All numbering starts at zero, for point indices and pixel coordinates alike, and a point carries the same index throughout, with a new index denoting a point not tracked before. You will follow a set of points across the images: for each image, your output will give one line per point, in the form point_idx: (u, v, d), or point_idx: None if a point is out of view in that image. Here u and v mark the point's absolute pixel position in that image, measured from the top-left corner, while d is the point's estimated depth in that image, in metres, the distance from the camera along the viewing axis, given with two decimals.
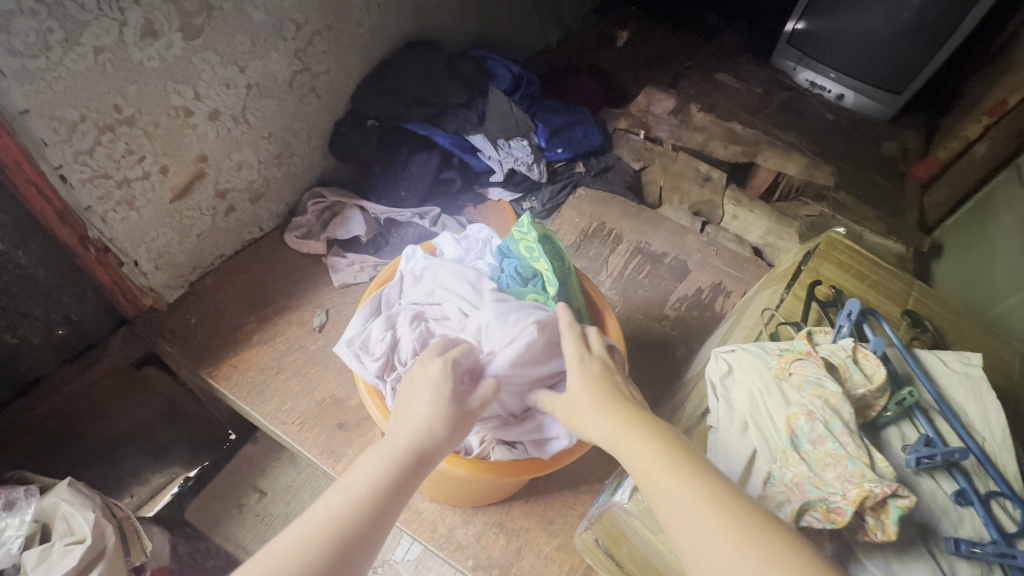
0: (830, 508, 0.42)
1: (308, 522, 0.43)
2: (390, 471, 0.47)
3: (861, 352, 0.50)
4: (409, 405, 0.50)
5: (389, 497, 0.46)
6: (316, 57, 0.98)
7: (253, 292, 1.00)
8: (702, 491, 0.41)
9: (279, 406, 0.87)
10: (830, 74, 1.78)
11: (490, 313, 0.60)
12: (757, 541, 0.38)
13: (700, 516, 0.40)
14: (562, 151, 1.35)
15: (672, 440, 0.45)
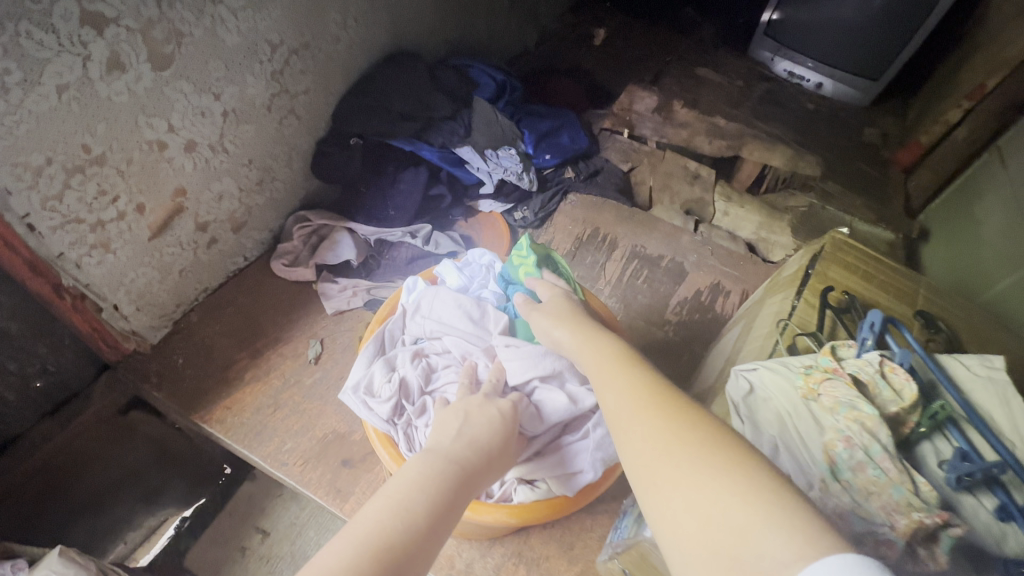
0: (880, 541, 0.40)
1: (355, 528, 0.36)
2: (439, 479, 0.41)
3: (889, 366, 0.49)
4: (465, 424, 0.48)
5: (447, 500, 0.40)
6: (294, 77, 0.94)
7: (241, 326, 0.96)
8: (646, 404, 0.43)
9: (278, 446, 0.83)
10: (807, 63, 1.78)
11: (504, 350, 0.58)
12: (697, 440, 0.38)
13: (638, 423, 0.42)
14: (550, 157, 1.32)
15: (623, 361, 0.49)
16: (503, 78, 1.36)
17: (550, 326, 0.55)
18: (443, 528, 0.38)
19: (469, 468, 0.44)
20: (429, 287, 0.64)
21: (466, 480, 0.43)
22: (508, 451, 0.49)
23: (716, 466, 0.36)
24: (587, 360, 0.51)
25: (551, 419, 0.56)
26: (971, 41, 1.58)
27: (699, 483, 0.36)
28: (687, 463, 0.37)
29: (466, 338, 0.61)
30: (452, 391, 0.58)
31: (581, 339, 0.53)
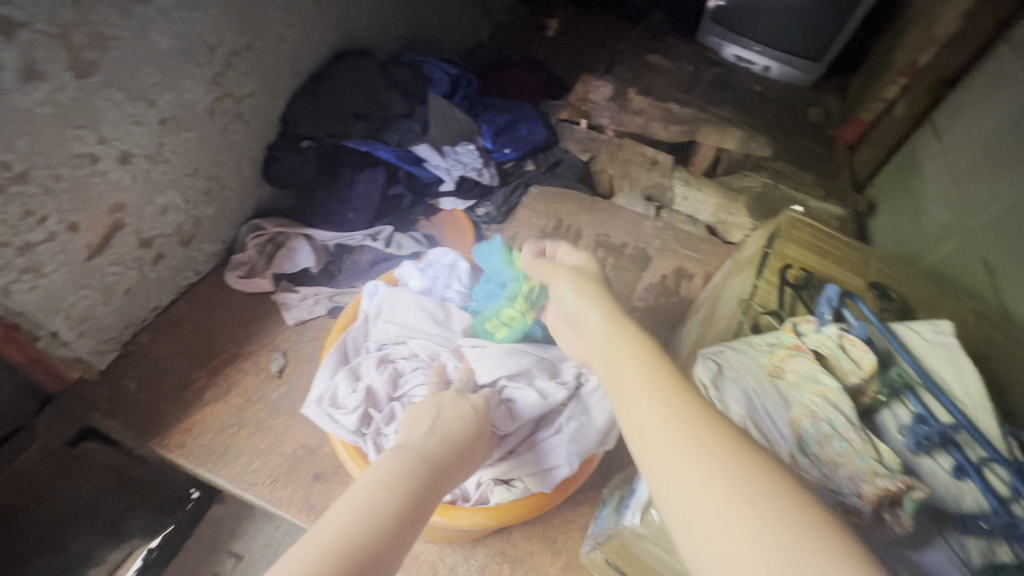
0: (848, 510, 0.41)
1: (319, 535, 0.34)
2: (409, 480, 0.40)
3: (848, 338, 0.51)
4: (437, 419, 0.47)
5: (415, 502, 0.38)
6: (238, 80, 0.90)
7: (198, 344, 0.91)
8: (678, 412, 0.39)
9: (245, 466, 0.79)
10: (754, 47, 1.82)
11: (472, 351, 0.58)
12: (731, 459, 0.35)
13: (667, 434, 0.38)
14: (510, 150, 1.32)
15: (651, 361, 0.45)
16: (457, 72, 1.34)
17: (572, 286, 0.54)
18: (409, 527, 0.37)
19: (440, 464, 0.43)
20: (391, 289, 0.62)
21: (435, 483, 0.41)
22: (472, 453, 0.47)
23: (755, 492, 0.33)
24: (607, 342, 0.48)
25: (526, 416, 0.55)
26: (904, 20, 1.65)
27: (738, 511, 0.32)
28: (722, 482, 0.34)
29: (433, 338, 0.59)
30: (421, 395, 0.56)
31: (606, 328, 0.49)
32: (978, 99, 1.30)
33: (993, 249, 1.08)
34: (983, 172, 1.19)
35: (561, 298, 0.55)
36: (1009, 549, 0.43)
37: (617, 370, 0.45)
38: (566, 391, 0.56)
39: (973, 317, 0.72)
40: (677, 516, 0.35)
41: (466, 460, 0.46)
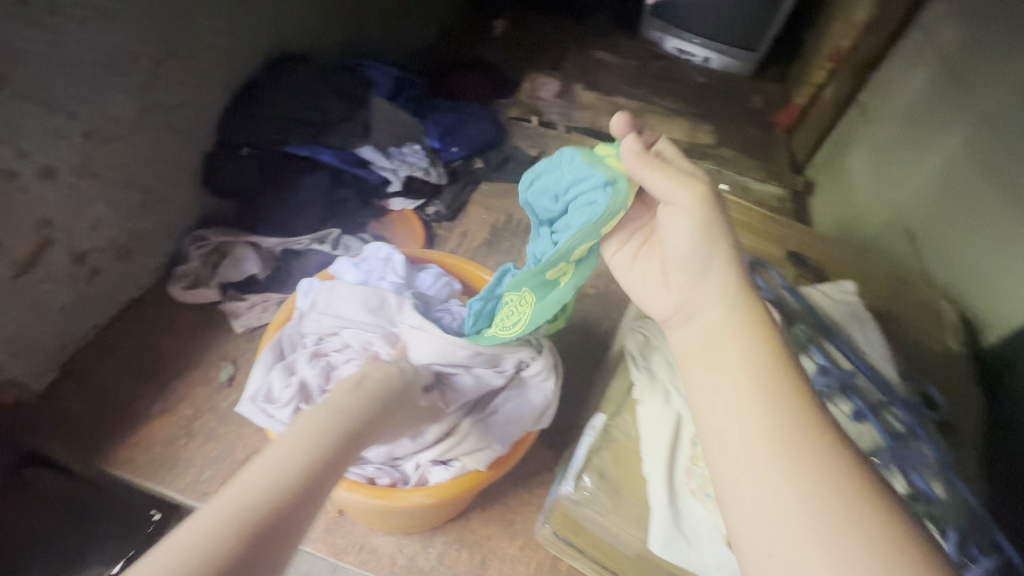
0: None
1: (222, 502, 0.35)
2: (322, 437, 0.43)
3: None
4: (364, 377, 0.50)
5: (328, 457, 0.41)
6: (167, 89, 0.89)
7: (143, 359, 0.90)
8: (782, 421, 0.39)
9: (196, 476, 0.79)
10: (694, 39, 1.89)
11: (407, 332, 0.58)
12: (821, 482, 0.36)
13: (762, 441, 0.38)
14: (457, 149, 1.33)
15: (768, 352, 0.42)
16: (400, 75, 1.35)
17: (701, 220, 0.47)
18: (316, 488, 0.39)
19: (361, 419, 0.46)
20: (324, 283, 0.61)
21: (352, 435, 0.44)
22: (399, 418, 0.50)
23: (836, 523, 0.34)
24: (724, 319, 0.45)
25: (464, 392, 0.57)
26: (829, 8, 1.74)
27: (812, 536, 0.34)
28: (807, 503, 0.35)
29: (364, 328, 0.59)
30: None
31: (727, 302, 0.45)
32: (898, 79, 1.37)
33: (909, 215, 1.14)
34: (902, 146, 1.26)
35: (670, 231, 0.49)
36: (904, 482, 0.47)
37: (727, 353, 0.43)
38: (503, 373, 0.58)
39: (884, 283, 0.80)
40: (749, 515, 0.37)
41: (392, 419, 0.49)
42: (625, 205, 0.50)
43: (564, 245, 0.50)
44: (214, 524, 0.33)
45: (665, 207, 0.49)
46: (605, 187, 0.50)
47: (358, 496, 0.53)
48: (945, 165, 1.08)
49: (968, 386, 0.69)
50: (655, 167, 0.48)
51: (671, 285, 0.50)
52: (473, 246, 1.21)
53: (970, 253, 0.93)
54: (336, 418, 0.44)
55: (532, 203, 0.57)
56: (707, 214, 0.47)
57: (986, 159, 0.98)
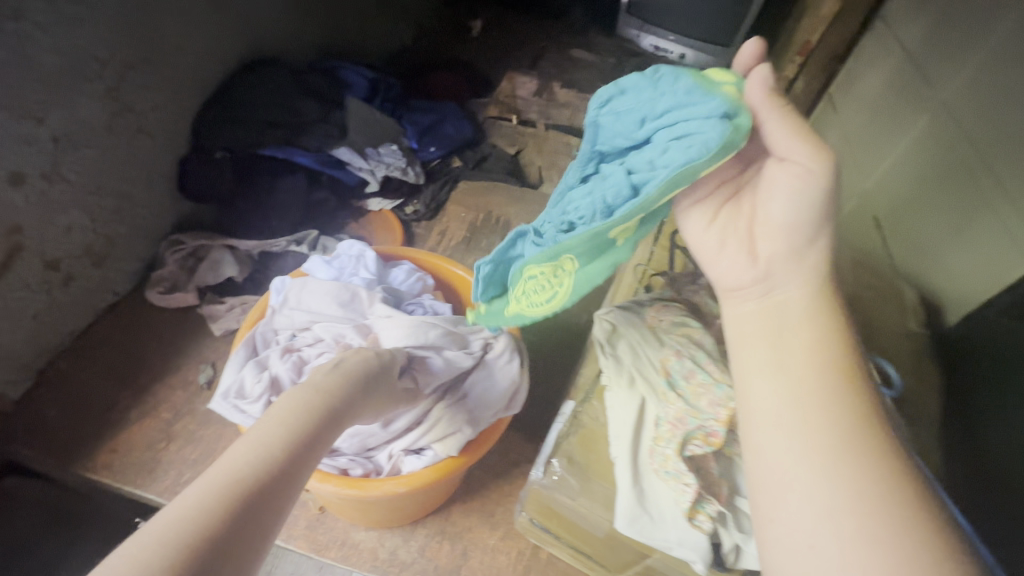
0: (707, 434, 0.49)
1: (210, 476, 0.38)
2: (305, 415, 0.45)
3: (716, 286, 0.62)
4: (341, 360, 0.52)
5: (310, 435, 0.44)
6: (137, 94, 0.89)
7: (120, 364, 0.90)
8: (843, 417, 0.39)
9: (176, 479, 0.79)
10: (669, 36, 1.91)
11: (379, 321, 0.59)
12: (876, 481, 0.36)
13: (822, 434, 0.38)
14: (435, 150, 1.35)
15: (836, 346, 0.42)
16: (376, 76, 1.35)
17: (817, 189, 0.44)
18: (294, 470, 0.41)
19: (340, 397, 0.48)
20: (296, 280, 0.62)
21: (333, 412, 0.47)
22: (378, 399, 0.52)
23: (891, 524, 0.35)
24: (801, 305, 0.44)
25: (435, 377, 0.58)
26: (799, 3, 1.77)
27: (864, 533, 0.35)
28: (862, 501, 0.36)
29: (336, 320, 0.59)
30: None
31: (806, 290, 0.44)
32: (866, 70, 1.39)
33: (879, 202, 1.17)
34: (870, 134, 1.28)
35: (768, 200, 0.46)
36: None
37: (796, 339, 0.43)
38: (472, 359, 0.60)
39: (849, 266, 0.82)
40: (798, 505, 0.38)
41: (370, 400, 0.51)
42: (740, 140, 0.43)
43: (657, 186, 0.44)
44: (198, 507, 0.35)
45: (777, 161, 0.45)
46: (721, 120, 0.43)
47: (331, 487, 0.53)
48: (908, 149, 1.11)
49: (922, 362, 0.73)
50: (788, 115, 0.44)
51: (756, 255, 0.46)
52: (452, 244, 1.22)
53: (933, 238, 0.96)
54: (313, 397, 0.47)
55: (611, 130, 0.51)
56: (818, 183, 0.44)
57: (944, 146, 1.00)
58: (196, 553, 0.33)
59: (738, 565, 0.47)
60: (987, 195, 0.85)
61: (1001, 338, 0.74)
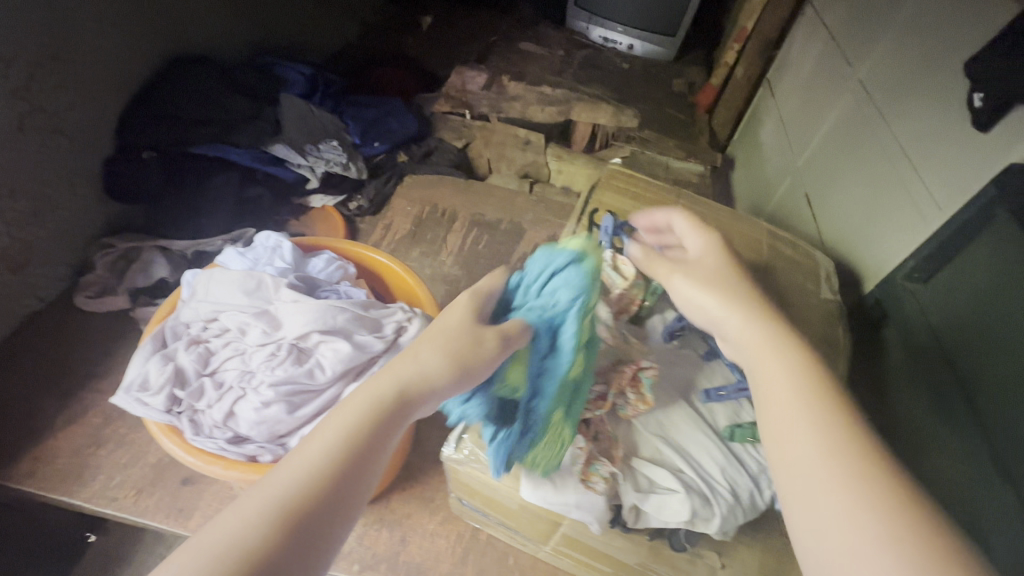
0: (594, 398, 0.52)
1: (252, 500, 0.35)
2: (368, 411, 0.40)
3: (618, 260, 0.64)
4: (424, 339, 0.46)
5: (363, 448, 0.39)
6: (49, 93, 0.87)
7: (46, 371, 0.88)
8: (820, 425, 0.40)
9: (105, 483, 0.77)
10: (618, 28, 1.89)
11: (286, 306, 0.57)
12: (875, 492, 0.35)
13: (816, 447, 0.38)
14: (379, 145, 1.33)
15: (808, 365, 0.44)
16: (313, 73, 1.34)
17: (715, 299, 0.49)
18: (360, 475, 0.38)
19: (414, 391, 0.42)
20: (204, 272, 0.61)
21: (399, 410, 0.41)
22: (474, 366, 0.44)
23: (889, 524, 0.33)
24: (757, 340, 0.46)
25: (344, 361, 0.55)
26: None
27: (866, 534, 0.34)
28: (867, 512, 0.34)
29: (240, 309, 0.58)
30: (230, 370, 0.56)
31: (755, 321, 0.47)
32: (797, 53, 1.44)
33: (808, 180, 1.21)
34: (802, 114, 1.32)
35: (700, 308, 0.51)
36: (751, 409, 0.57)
37: (764, 373, 0.44)
38: (383, 341, 0.58)
39: (765, 237, 0.86)
40: (804, 533, 0.36)
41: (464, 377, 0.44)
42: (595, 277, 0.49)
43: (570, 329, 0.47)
44: (249, 525, 0.34)
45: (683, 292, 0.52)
46: (575, 264, 0.49)
47: (236, 474, 0.51)
48: (831, 129, 1.16)
49: (836, 327, 0.76)
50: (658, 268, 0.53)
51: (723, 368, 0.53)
52: (397, 238, 1.18)
53: (851, 213, 1.00)
54: (388, 389, 0.41)
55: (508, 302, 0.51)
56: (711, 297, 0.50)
57: (863, 123, 1.03)
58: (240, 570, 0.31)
59: (637, 524, 0.50)
60: (895, 167, 0.89)
61: (913, 306, 0.78)
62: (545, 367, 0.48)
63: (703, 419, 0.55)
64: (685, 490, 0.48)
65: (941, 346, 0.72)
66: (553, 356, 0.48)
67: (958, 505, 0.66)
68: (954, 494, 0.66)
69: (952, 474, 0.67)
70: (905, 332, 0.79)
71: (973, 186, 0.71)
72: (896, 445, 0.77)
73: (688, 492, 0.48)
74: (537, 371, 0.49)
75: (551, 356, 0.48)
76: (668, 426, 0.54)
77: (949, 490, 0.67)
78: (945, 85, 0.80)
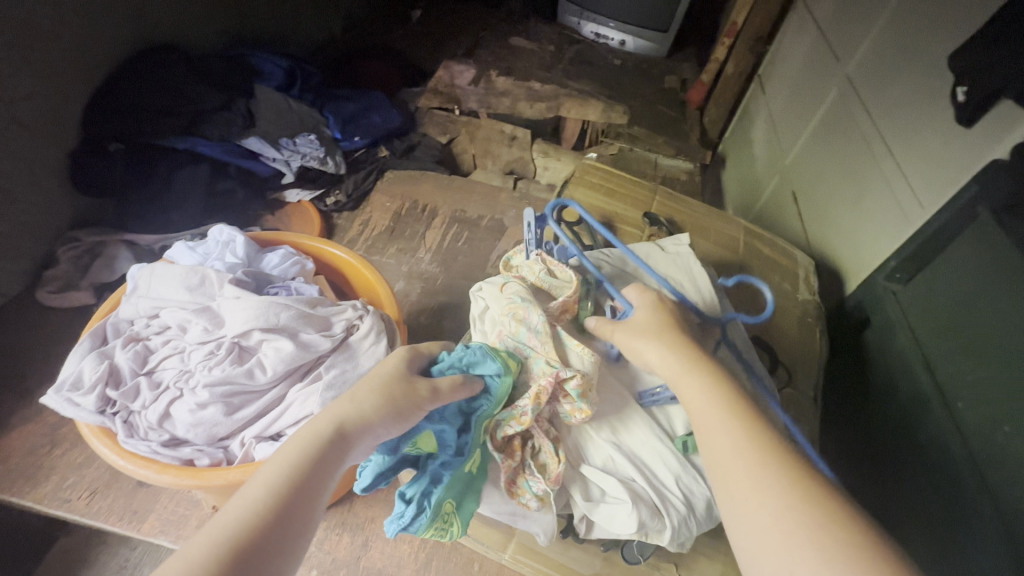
0: (519, 414, 0.49)
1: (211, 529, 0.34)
2: (309, 447, 0.39)
3: (549, 263, 0.60)
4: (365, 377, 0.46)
5: (306, 484, 0.38)
6: (4, 82, 0.84)
7: (3, 367, 0.85)
8: (733, 438, 0.39)
9: (58, 484, 0.74)
10: (609, 23, 1.79)
11: (227, 303, 0.57)
12: (799, 488, 0.36)
13: (734, 459, 0.38)
14: (359, 138, 1.29)
15: (721, 379, 0.44)
16: (290, 65, 1.31)
17: (645, 340, 0.48)
18: (304, 513, 0.37)
19: (351, 425, 0.41)
20: (146, 267, 0.61)
21: (336, 447, 0.40)
22: (409, 405, 0.44)
23: (810, 530, 0.33)
24: (673, 366, 0.46)
25: (287, 359, 0.56)
26: None
27: (792, 543, 0.33)
28: (795, 514, 0.34)
29: (183, 307, 0.58)
30: (169, 371, 0.57)
31: (674, 344, 0.47)
32: (788, 49, 1.40)
33: (795, 178, 1.19)
34: (790, 111, 1.29)
35: (639, 353, 0.49)
36: None
37: (680, 392, 0.44)
38: (330, 341, 0.58)
39: (744, 236, 0.84)
40: (742, 545, 0.36)
41: (400, 418, 0.43)
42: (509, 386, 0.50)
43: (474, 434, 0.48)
44: (190, 565, 0.32)
45: (619, 331, 0.51)
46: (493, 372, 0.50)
47: (168, 478, 0.50)
48: (819, 124, 1.13)
49: (813, 329, 0.75)
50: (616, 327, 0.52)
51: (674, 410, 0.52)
52: (375, 233, 1.14)
53: (836, 212, 0.97)
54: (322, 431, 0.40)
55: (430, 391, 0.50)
56: (646, 338, 0.49)
57: (848, 120, 1.00)
58: None
59: (589, 534, 0.52)
60: (879, 163, 0.87)
61: (893, 308, 0.76)
62: (446, 460, 0.48)
63: (658, 424, 0.54)
64: (633, 502, 0.47)
65: (919, 349, 0.69)
66: (450, 457, 0.48)
67: (935, 513, 0.63)
68: (934, 503, 0.64)
69: (931, 483, 0.64)
70: (885, 335, 0.77)
71: (952, 186, 0.69)
72: (875, 451, 0.75)
73: (636, 503, 0.47)
74: (440, 462, 0.48)
75: (452, 456, 0.48)
76: (624, 432, 0.53)
77: (926, 498, 0.65)
78: (929, 81, 0.78)
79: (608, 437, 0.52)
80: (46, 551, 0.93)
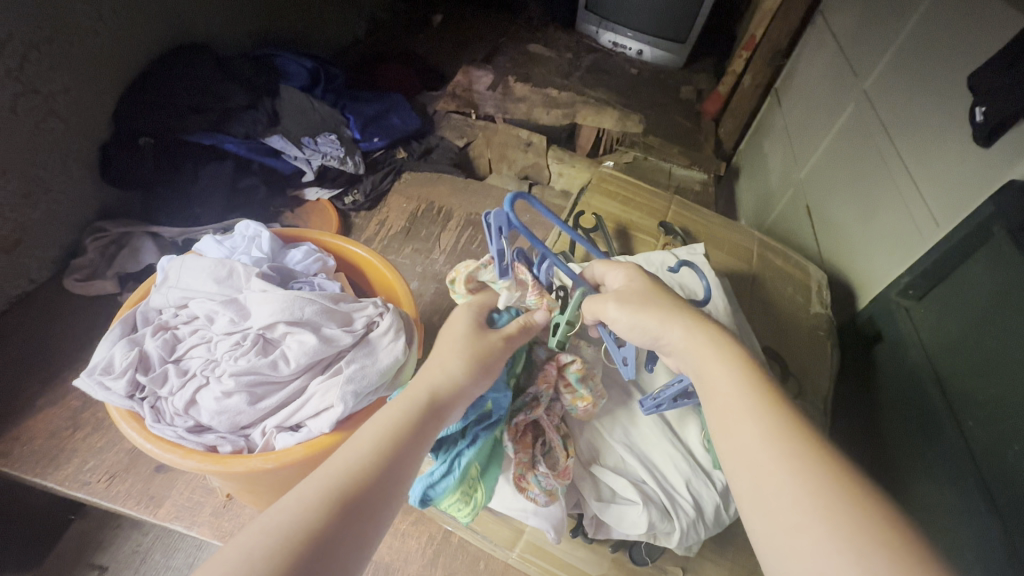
0: (531, 405, 0.52)
1: (323, 475, 0.36)
2: (408, 411, 0.42)
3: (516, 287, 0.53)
4: (451, 340, 0.48)
5: (406, 441, 0.40)
6: (42, 75, 0.87)
7: (30, 352, 0.88)
8: (758, 425, 0.39)
9: (78, 467, 0.77)
10: (627, 33, 1.81)
11: (256, 294, 0.59)
12: (824, 487, 0.35)
13: (761, 452, 0.38)
14: (379, 140, 1.31)
15: (743, 363, 0.43)
16: (314, 66, 1.34)
17: (655, 316, 0.47)
18: (409, 466, 0.39)
19: (443, 394, 0.44)
20: (177, 258, 0.63)
21: (429, 413, 0.42)
22: (491, 362, 0.48)
23: (842, 527, 0.32)
24: (695, 347, 0.45)
25: (312, 351, 0.57)
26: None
27: (827, 540, 0.32)
28: (826, 510, 0.33)
29: (211, 298, 0.61)
30: (196, 359, 0.59)
31: (691, 325, 0.46)
32: (806, 63, 1.40)
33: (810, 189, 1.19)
34: (807, 122, 1.29)
35: (647, 329, 0.48)
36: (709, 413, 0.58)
37: (706, 372, 0.44)
38: (351, 337, 0.60)
39: (757, 246, 0.85)
40: (768, 542, 0.35)
41: (486, 371, 0.47)
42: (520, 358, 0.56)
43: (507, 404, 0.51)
44: (308, 503, 0.34)
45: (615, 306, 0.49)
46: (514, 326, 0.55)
47: (192, 463, 0.51)
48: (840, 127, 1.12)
49: (824, 342, 0.75)
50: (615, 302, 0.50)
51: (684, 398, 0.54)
52: (391, 234, 1.16)
53: (852, 225, 0.97)
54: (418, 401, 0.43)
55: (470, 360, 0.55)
56: (652, 313, 0.48)
57: (866, 133, 1.01)
58: (305, 533, 0.32)
59: (598, 534, 0.53)
60: (901, 169, 0.86)
61: (908, 325, 0.76)
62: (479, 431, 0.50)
63: (669, 428, 0.56)
64: (644, 503, 0.48)
65: (932, 364, 0.70)
66: (490, 421, 0.51)
67: (954, 530, 0.62)
68: (951, 520, 0.63)
69: (948, 499, 0.63)
70: (899, 351, 0.77)
71: (977, 197, 0.68)
72: (888, 465, 0.74)
73: (646, 505, 0.48)
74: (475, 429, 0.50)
75: (486, 425, 0.50)
76: (636, 436, 0.55)
77: (944, 514, 0.64)
78: (952, 95, 0.77)
79: (621, 439, 0.54)
80: (59, 537, 0.94)
